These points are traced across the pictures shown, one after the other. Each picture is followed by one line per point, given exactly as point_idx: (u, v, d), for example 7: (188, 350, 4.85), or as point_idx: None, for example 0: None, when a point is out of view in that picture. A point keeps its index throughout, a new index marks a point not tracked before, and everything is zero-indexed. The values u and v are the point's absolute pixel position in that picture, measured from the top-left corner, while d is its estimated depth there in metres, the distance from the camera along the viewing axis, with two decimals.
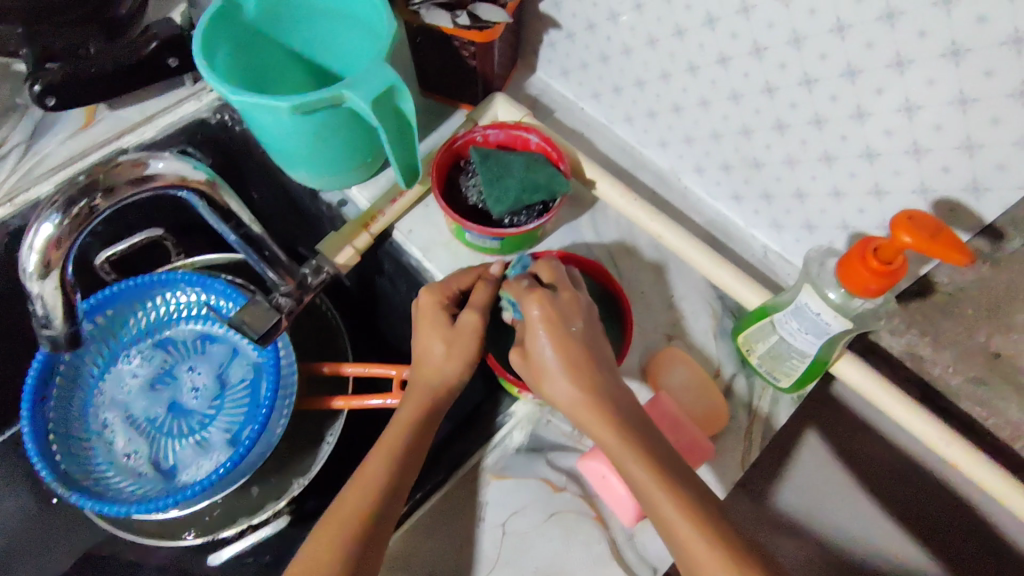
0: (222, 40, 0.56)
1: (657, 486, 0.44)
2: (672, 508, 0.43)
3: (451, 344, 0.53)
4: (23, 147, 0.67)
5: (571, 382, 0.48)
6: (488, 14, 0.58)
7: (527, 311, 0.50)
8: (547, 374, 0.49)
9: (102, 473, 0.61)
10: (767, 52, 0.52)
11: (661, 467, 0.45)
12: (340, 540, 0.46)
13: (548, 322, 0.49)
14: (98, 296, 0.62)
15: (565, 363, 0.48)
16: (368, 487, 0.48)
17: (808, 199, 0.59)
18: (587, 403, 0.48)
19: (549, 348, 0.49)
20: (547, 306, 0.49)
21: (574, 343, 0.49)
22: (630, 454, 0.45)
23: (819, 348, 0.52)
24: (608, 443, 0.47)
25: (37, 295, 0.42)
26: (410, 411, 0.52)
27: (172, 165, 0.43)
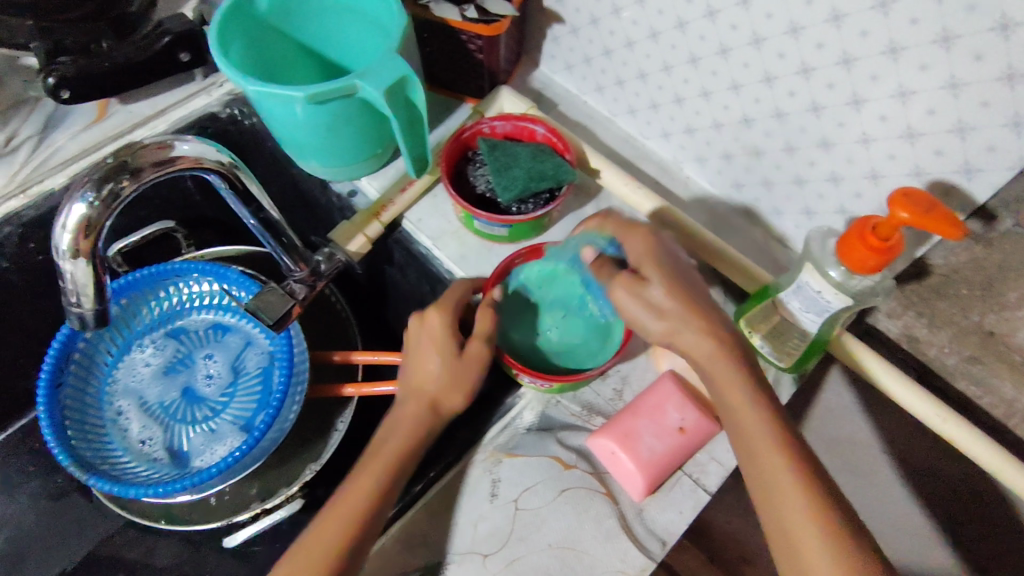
0: (236, 34, 0.57)
1: (760, 418, 0.46)
2: (786, 467, 0.43)
3: (455, 375, 0.54)
4: (34, 139, 0.68)
5: (692, 314, 0.48)
6: (495, 6, 0.60)
7: (633, 243, 0.52)
8: (664, 309, 0.49)
9: (118, 459, 0.62)
10: (765, 43, 0.54)
11: (776, 424, 0.45)
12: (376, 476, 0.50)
13: (659, 256, 0.51)
14: (127, 279, 0.63)
15: (682, 296, 0.49)
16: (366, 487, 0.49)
17: (807, 185, 0.61)
18: (710, 338, 0.48)
19: (667, 279, 0.49)
20: (653, 243, 0.52)
21: (690, 286, 0.50)
22: (748, 404, 0.46)
23: (821, 326, 0.54)
24: (721, 374, 0.47)
25: (68, 273, 0.43)
26: (405, 432, 0.53)
27: (196, 147, 0.45)
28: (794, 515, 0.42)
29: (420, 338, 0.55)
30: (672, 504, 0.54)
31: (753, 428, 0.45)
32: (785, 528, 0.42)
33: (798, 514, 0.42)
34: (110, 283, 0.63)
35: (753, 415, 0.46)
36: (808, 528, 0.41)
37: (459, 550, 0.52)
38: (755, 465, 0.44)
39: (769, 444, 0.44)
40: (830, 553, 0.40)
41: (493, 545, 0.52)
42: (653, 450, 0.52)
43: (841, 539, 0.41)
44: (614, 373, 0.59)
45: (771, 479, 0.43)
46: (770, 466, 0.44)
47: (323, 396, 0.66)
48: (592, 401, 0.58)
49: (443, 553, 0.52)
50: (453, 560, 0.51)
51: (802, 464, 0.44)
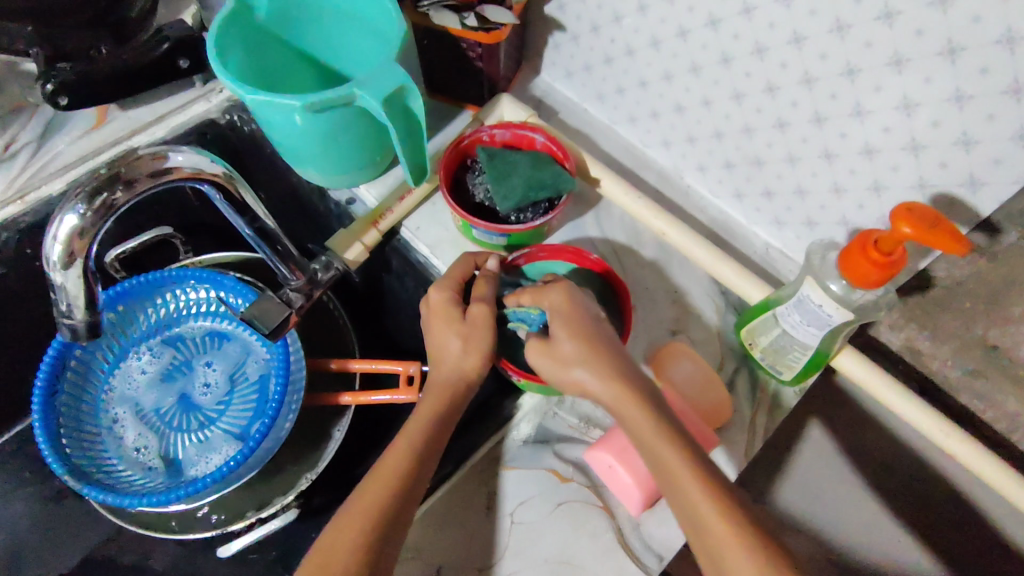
0: (235, 41, 0.57)
1: (687, 473, 0.42)
2: (707, 503, 0.41)
3: (464, 336, 0.54)
4: (33, 145, 0.68)
5: (601, 369, 0.47)
6: (496, 15, 0.60)
7: (551, 295, 0.51)
8: (570, 361, 0.49)
9: (113, 467, 0.62)
10: (768, 52, 0.54)
11: (694, 457, 0.43)
12: (400, 458, 0.49)
13: (573, 308, 0.50)
14: (120, 288, 0.63)
15: (583, 345, 0.49)
16: (389, 478, 0.47)
17: (808, 196, 0.60)
18: (618, 389, 0.47)
19: (574, 331, 0.49)
20: (571, 293, 0.51)
21: (592, 332, 0.49)
22: (660, 439, 0.44)
23: (821, 340, 0.53)
24: (639, 426, 0.45)
25: (60, 285, 0.42)
26: (431, 404, 0.52)
27: (190, 158, 0.44)
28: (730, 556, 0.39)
29: (428, 322, 0.56)
30: (670, 518, 0.53)
31: (672, 464, 0.43)
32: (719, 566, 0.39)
33: (732, 553, 0.39)
34: (102, 292, 0.63)
35: (665, 453, 0.43)
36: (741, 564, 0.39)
37: (454, 564, 0.51)
38: (683, 507, 0.41)
39: (686, 477, 0.42)
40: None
41: (489, 558, 0.51)
42: None
43: (775, 571, 0.38)
44: None
45: (697, 518, 0.41)
46: (693, 503, 0.41)
47: (320, 405, 0.66)
48: (590, 413, 0.58)
49: (438, 564, 0.51)
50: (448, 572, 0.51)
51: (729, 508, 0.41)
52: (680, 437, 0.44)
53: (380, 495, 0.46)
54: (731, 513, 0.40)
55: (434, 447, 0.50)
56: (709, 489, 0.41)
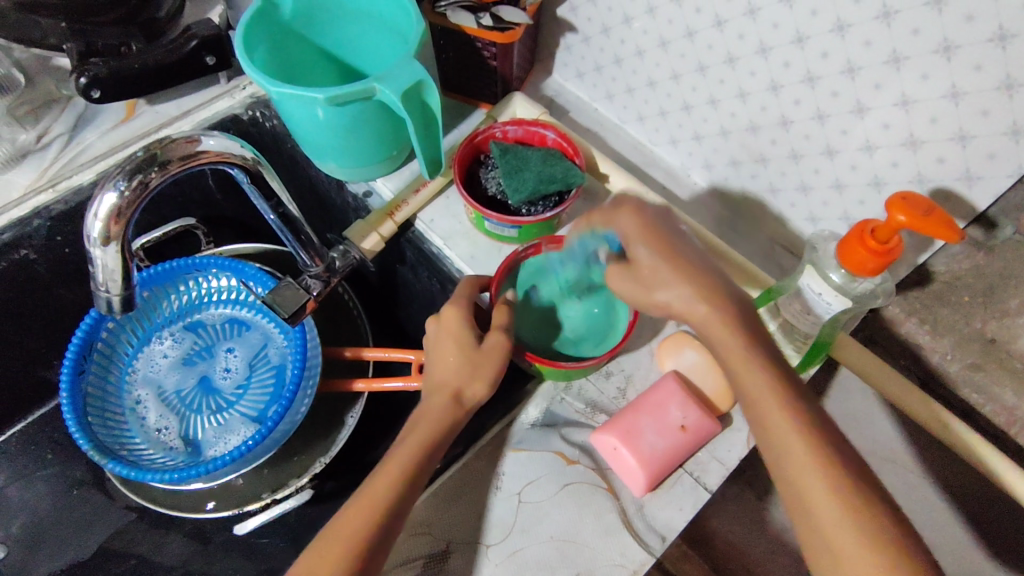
0: (261, 38, 0.60)
1: (763, 376, 0.44)
2: (777, 402, 0.43)
3: (474, 365, 0.55)
4: (65, 137, 0.71)
5: (686, 282, 0.48)
6: (510, 15, 0.63)
7: (620, 220, 0.52)
8: (655, 282, 0.50)
9: (136, 446, 0.64)
10: (772, 52, 0.56)
11: (784, 390, 0.44)
12: (406, 457, 0.50)
13: (644, 228, 0.50)
14: (154, 270, 0.66)
15: (670, 262, 0.49)
16: (394, 472, 0.49)
17: (811, 192, 0.62)
18: (701, 300, 0.48)
19: (651, 251, 0.50)
20: (639, 215, 0.51)
21: (678, 254, 0.49)
22: (749, 363, 0.45)
23: (823, 327, 0.55)
24: (721, 337, 0.47)
25: (99, 260, 0.45)
26: (434, 411, 0.54)
27: (221, 142, 0.47)
28: (814, 494, 0.40)
29: (436, 338, 0.57)
30: (672, 500, 0.55)
31: (761, 399, 0.43)
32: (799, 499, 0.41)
33: (800, 469, 0.41)
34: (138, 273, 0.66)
35: (758, 386, 0.44)
36: (824, 505, 0.40)
37: (462, 541, 0.53)
38: (755, 412, 0.44)
39: (779, 411, 0.43)
40: (827, 493, 0.40)
41: (496, 534, 0.53)
42: (655, 447, 0.53)
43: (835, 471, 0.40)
44: (617, 372, 0.61)
45: (784, 455, 0.41)
46: (783, 440, 0.42)
47: (334, 391, 0.67)
48: (596, 399, 0.60)
49: (447, 542, 0.53)
50: (456, 549, 0.53)
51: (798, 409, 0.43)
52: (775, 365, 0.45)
53: (386, 488, 0.48)
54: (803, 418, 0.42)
55: (434, 450, 0.52)
56: (803, 427, 0.42)
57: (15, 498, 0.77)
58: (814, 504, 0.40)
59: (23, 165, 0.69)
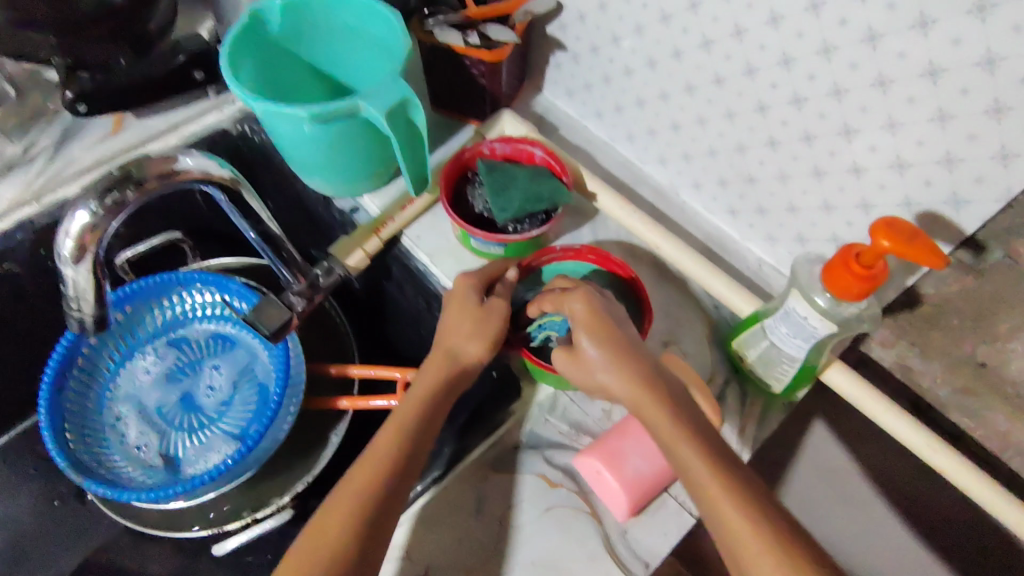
0: (248, 54, 0.60)
1: (701, 462, 0.44)
2: (711, 476, 0.43)
3: (477, 323, 0.56)
4: (51, 150, 0.71)
5: (625, 374, 0.49)
6: (497, 33, 0.64)
7: (571, 303, 0.52)
8: (596, 367, 0.50)
9: (115, 463, 0.63)
10: (759, 72, 0.55)
11: (720, 468, 0.43)
12: (412, 412, 0.52)
13: (595, 317, 0.51)
14: (128, 289, 0.65)
15: (610, 351, 0.50)
16: (402, 428, 0.50)
17: (799, 213, 0.62)
18: (635, 387, 0.48)
19: (596, 343, 0.50)
20: (591, 302, 0.52)
21: (616, 334, 0.51)
22: (685, 444, 0.45)
23: (807, 353, 0.54)
24: (659, 424, 0.47)
25: (70, 278, 0.44)
26: (436, 371, 0.54)
27: (200, 162, 0.46)
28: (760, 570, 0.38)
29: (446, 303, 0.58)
30: (656, 526, 0.54)
31: (699, 474, 0.43)
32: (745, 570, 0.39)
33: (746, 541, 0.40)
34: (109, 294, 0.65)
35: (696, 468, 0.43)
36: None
37: (442, 565, 0.52)
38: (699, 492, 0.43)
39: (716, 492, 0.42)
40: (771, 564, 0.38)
41: (479, 557, 0.52)
42: (639, 471, 0.52)
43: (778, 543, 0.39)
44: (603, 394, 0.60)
45: (726, 529, 0.41)
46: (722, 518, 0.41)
47: (318, 408, 0.67)
48: (581, 420, 0.59)
49: (426, 566, 0.52)
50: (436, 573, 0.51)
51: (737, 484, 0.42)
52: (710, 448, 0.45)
53: (393, 441, 0.49)
54: (739, 493, 0.42)
55: (438, 408, 0.53)
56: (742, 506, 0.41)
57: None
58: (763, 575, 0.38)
59: (8, 178, 0.69)
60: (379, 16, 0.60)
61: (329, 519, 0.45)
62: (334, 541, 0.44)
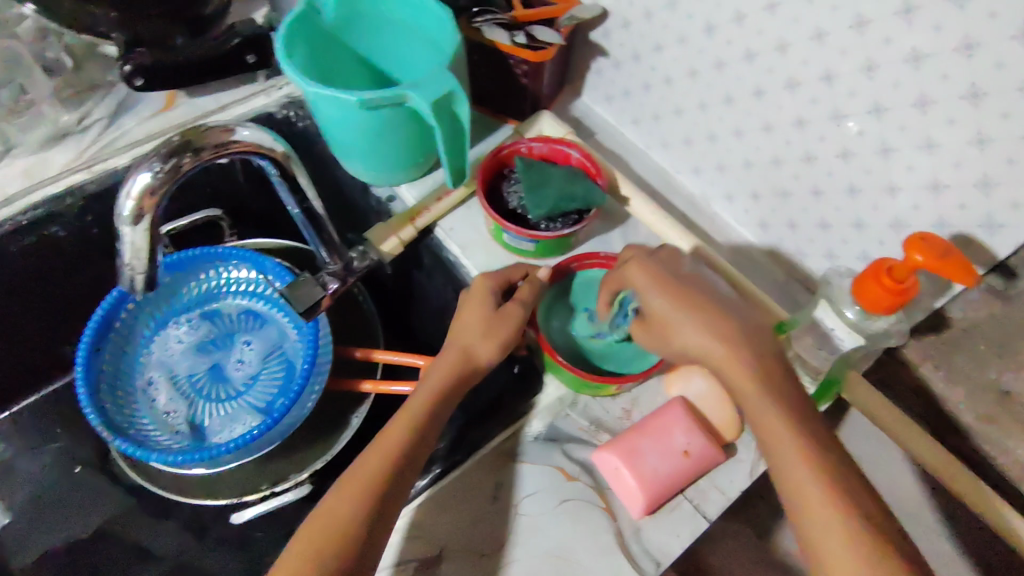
0: (303, 40, 0.62)
1: (776, 421, 0.46)
2: (786, 432, 0.45)
3: (491, 327, 0.56)
4: (104, 121, 0.74)
5: (705, 329, 0.50)
6: (544, 35, 0.65)
7: (630, 272, 0.54)
8: (674, 326, 0.51)
9: (143, 426, 0.65)
10: (800, 87, 0.56)
11: (797, 426, 0.45)
12: (417, 409, 0.52)
13: (654, 279, 0.53)
14: (179, 256, 0.67)
15: (682, 308, 0.51)
16: (405, 426, 0.51)
17: (831, 229, 0.62)
18: (715, 345, 0.49)
19: (664, 301, 0.51)
20: (648, 267, 0.53)
21: (689, 294, 0.51)
22: (763, 401, 0.47)
23: (832, 365, 0.55)
24: (742, 384, 0.48)
25: (127, 238, 0.45)
26: (441, 373, 0.55)
27: (254, 134, 0.49)
28: (833, 540, 0.41)
29: (463, 303, 0.59)
30: (669, 526, 0.54)
31: (771, 431, 0.46)
32: (804, 527, 0.42)
33: (812, 496, 0.42)
34: (162, 257, 0.67)
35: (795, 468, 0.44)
36: (831, 532, 0.41)
37: (456, 546, 0.53)
38: (772, 449, 0.45)
39: (811, 498, 0.42)
40: (830, 519, 0.41)
41: (492, 543, 0.53)
42: (655, 469, 0.53)
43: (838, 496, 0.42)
44: (624, 394, 0.61)
45: (794, 486, 0.43)
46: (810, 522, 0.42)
47: (341, 389, 0.68)
48: (600, 417, 0.60)
49: (441, 547, 0.53)
50: (449, 554, 0.52)
51: (806, 440, 0.45)
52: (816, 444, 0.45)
53: (396, 440, 0.50)
54: (806, 447, 0.44)
55: (441, 407, 0.54)
56: (840, 518, 0.41)
57: (24, 470, 0.78)
58: (820, 523, 0.42)
59: (63, 143, 0.72)
60: (436, 13, 0.62)
61: (334, 510, 0.46)
62: (336, 533, 0.45)
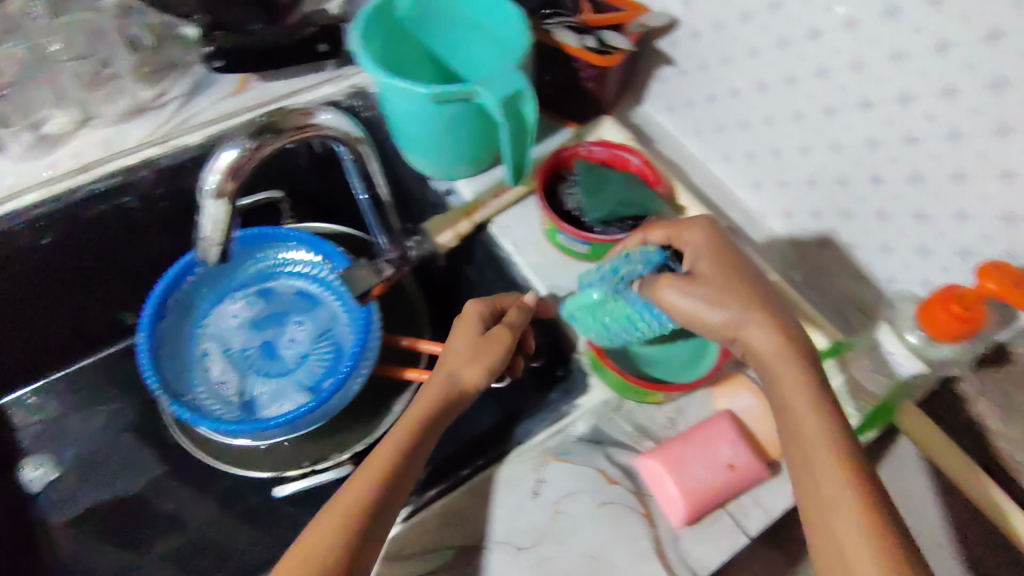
0: (379, 31, 0.64)
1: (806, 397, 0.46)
2: (814, 409, 0.45)
3: (478, 350, 0.56)
4: (180, 100, 0.76)
5: (757, 298, 0.50)
6: (613, 40, 0.66)
7: (692, 233, 0.54)
8: (727, 286, 0.50)
9: (196, 394, 0.68)
10: (873, 107, 0.56)
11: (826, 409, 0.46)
12: (401, 433, 0.52)
13: (715, 245, 0.53)
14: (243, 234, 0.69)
15: (738, 274, 0.51)
16: (390, 451, 0.50)
17: (894, 253, 0.62)
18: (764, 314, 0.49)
19: (719, 265, 0.51)
20: (712, 233, 0.54)
21: (745, 268, 0.52)
22: (799, 375, 0.47)
23: (887, 391, 0.53)
24: (783, 355, 0.48)
25: (208, 211, 0.47)
26: (427, 398, 0.54)
27: (333, 119, 0.50)
28: (843, 518, 0.41)
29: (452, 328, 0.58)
30: (709, 539, 0.54)
31: (800, 406, 0.46)
32: (815, 502, 0.43)
33: (829, 474, 0.43)
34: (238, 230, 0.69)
35: (829, 475, 0.43)
36: (844, 510, 0.42)
37: (495, 538, 0.53)
38: (796, 420, 0.46)
39: (842, 506, 0.42)
40: (844, 499, 0.42)
41: (530, 539, 0.53)
42: (700, 479, 0.53)
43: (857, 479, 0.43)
44: (670, 402, 0.60)
45: (814, 461, 0.44)
46: (840, 529, 0.41)
47: (387, 375, 0.69)
48: (645, 424, 0.60)
49: (480, 537, 0.53)
50: (487, 545, 0.53)
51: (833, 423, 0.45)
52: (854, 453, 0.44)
53: (380, 465, 0.49)
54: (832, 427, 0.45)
55: (428, 431, 0.53)
56: (872, 528, 0.40)
57: (76, 428, 0.80)
58: (832, 498, 0.42)
59: (139, 118, 0.75)
60: (511, 19, 0.62)
61: (314, 541, 0.45)
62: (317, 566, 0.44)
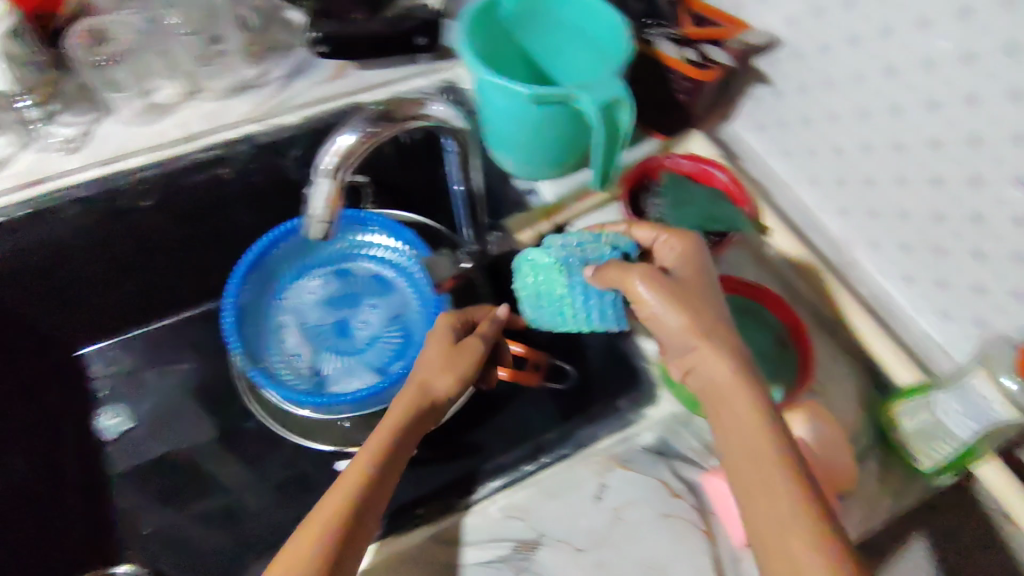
0: (483, 30, 0.65)
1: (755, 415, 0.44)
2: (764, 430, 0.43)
3: (449, 362, 0.57)
4: (281, 81, 0.79)
5: (718, 313, 0.47)
6: (715, 54, 0.67)
7: (673, 241, 0.52)
8: (695, 296, 0.48)
9: (270, 363, 0.71)
10: (983, 144, 0.54)
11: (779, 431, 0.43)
12: (375, 445, 0.51)
13: (691, 255, 0.51)
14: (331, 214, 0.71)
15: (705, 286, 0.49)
16: (365, 464, 0.49)
17: (987, 295, 0.59)
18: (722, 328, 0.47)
19: (691, 276, 0.49)
20: (686, 241, 0.52)
21: (710, 282, 0.49)
22: (747, 390, 0.45)
23: (975, 437, 0.52)
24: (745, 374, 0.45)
25: (320, 189, 0.50)
26: (398, 412, 0.53)
27: (443, 111, 0.52)
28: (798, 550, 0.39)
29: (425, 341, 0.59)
30: None
31: (750, 423, 0.44)
32: (768, 532, 0.41)
33: (780, 505, 0.41)
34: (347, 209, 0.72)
35: (785, 504, 0.41)
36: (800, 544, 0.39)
37: (555, 536, 0.54)
38: (741, 437, 0.44)
39: (797, 536, 0.39)
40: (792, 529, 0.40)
41: (589, 541, 0.53)
42: None
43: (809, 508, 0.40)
44: None
45: (766, 488, 0.42)
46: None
47: None
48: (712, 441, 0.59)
49: (540, 533, 0.54)
50: (547, 542, 0.53)
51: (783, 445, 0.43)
52: (802, 475, 0.42)
53: (356, 479, 0.48)
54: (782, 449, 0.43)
55: (405, 439, 0.52)
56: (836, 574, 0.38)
57: (148, 382, 0.82)
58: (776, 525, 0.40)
59: (242, 95, 0.78)
60: (620, 31, 0.62)
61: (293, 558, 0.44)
62: None
